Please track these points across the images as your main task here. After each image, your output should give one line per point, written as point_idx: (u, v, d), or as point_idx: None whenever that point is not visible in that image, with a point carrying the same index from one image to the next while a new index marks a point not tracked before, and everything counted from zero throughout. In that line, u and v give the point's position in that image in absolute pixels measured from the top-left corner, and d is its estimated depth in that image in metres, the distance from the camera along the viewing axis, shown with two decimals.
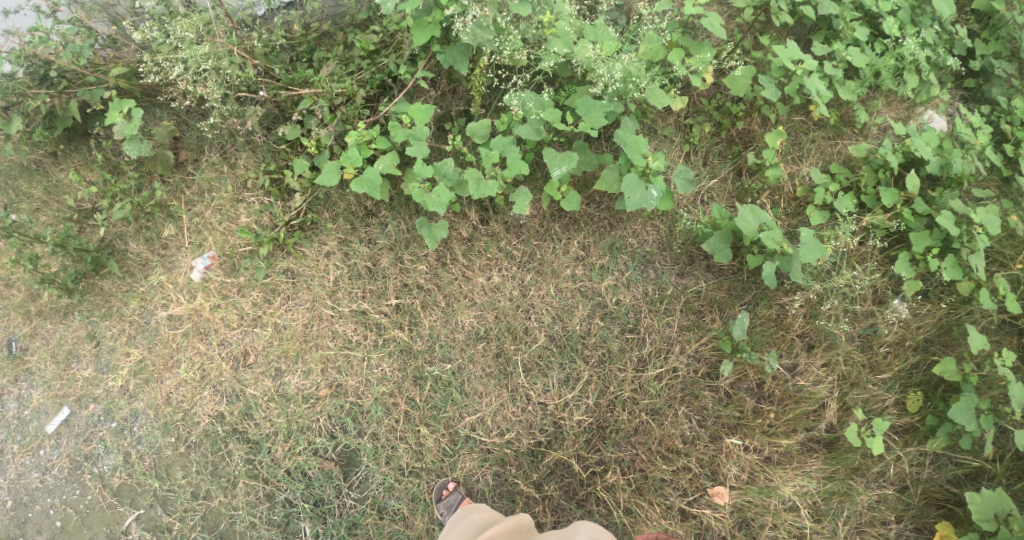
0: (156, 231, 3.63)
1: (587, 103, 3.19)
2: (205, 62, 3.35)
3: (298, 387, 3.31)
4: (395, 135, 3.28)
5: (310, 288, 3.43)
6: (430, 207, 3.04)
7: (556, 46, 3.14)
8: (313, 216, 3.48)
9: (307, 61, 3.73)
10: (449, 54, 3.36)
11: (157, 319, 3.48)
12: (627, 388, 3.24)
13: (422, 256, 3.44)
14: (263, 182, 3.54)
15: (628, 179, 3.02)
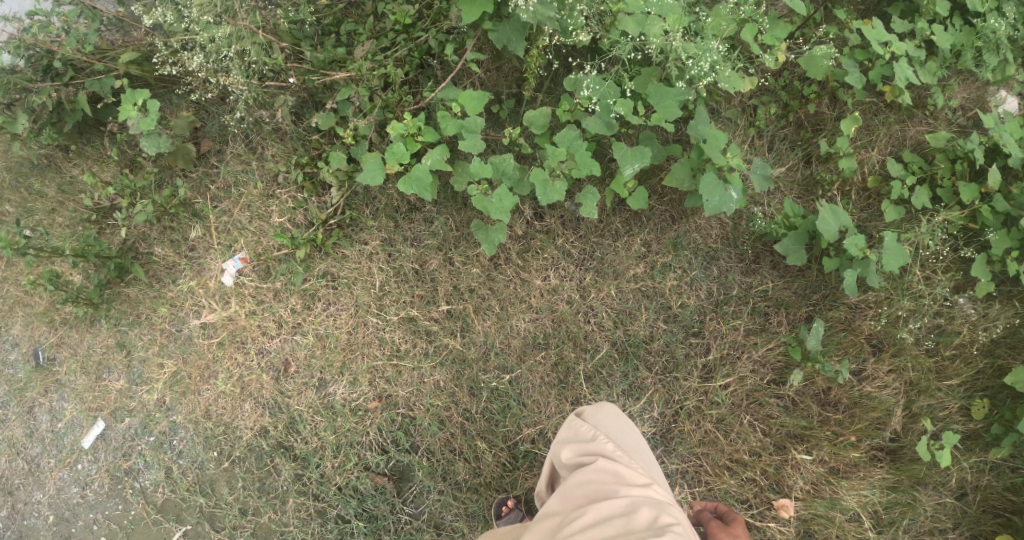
0: (183, 232, 3.40)
1: (657, 89, 2.95)
2: (228, 48, 3.04)
3: (346, 399, 3.16)
4: (447, 129, 3.02)
5: (353, 292, 3.23)
6: (491, 214, 2.76)
7: (628, 25, 2.93)
8: (352, 214, 3.25)
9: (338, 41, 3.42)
10: (503, 32, 3.09)
11: (190, 327, 3.30)
12: (693, 397, 3.11)
13: (472, 259, 3.22)
14: (296, 177, 3.30)
15: (707, 180, 2.82)
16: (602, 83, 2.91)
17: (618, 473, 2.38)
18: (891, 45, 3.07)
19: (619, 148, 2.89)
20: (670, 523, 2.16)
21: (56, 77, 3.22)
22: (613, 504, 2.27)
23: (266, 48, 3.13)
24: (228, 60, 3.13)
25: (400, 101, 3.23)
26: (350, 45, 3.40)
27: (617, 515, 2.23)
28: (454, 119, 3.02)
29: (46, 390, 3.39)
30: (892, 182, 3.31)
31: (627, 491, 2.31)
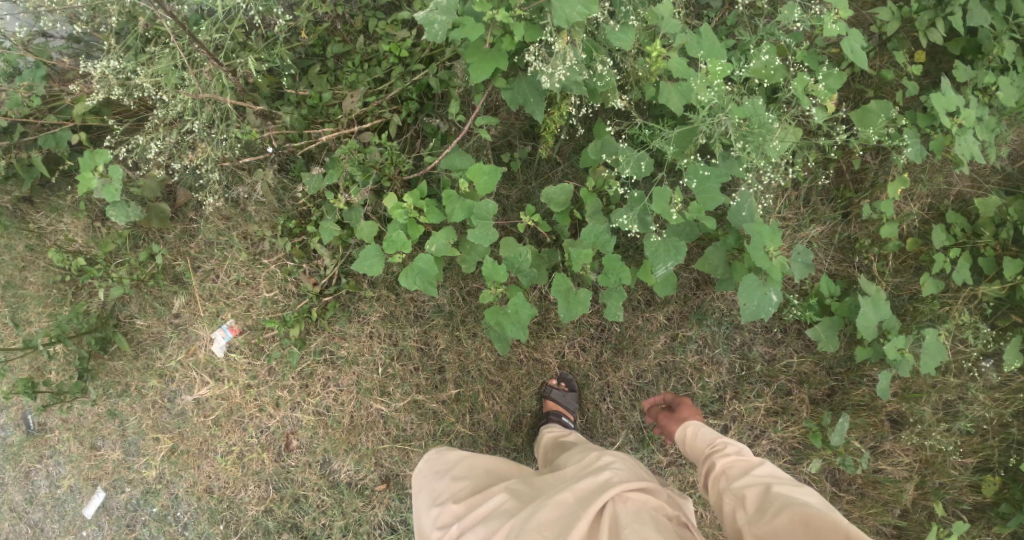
0: (167, 300, 3.17)
1: (697, 169, 2.58)
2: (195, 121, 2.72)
3: (351, 479, 3.06)
4: (453, 214, 2.69)
5: (355, 370, 3.06)
6: (508, 329, 2.50)
7: (670, 96, 2.53)
8: (352, 285, 3.04)
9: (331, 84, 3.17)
10: (519, 91, 2.68)
11: (183, 402, 3.15)
12: (709, 485, 3.00)
13: (480, 335, 3.06)
14: (285, 244, 3.05)
15: (746, 283, 2.58)
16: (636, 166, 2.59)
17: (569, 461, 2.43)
18: (958, 112, 2.72)
19: (651, 244, 2.58)
20: (612, 463, 2.30)
21: (4, 134, 2.87)
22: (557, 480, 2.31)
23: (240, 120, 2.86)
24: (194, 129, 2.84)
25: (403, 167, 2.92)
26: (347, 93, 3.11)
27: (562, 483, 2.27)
28: (459, 201, 2.69)
29: (40, 457, 3.25)
30: (935, 253, 3.04)
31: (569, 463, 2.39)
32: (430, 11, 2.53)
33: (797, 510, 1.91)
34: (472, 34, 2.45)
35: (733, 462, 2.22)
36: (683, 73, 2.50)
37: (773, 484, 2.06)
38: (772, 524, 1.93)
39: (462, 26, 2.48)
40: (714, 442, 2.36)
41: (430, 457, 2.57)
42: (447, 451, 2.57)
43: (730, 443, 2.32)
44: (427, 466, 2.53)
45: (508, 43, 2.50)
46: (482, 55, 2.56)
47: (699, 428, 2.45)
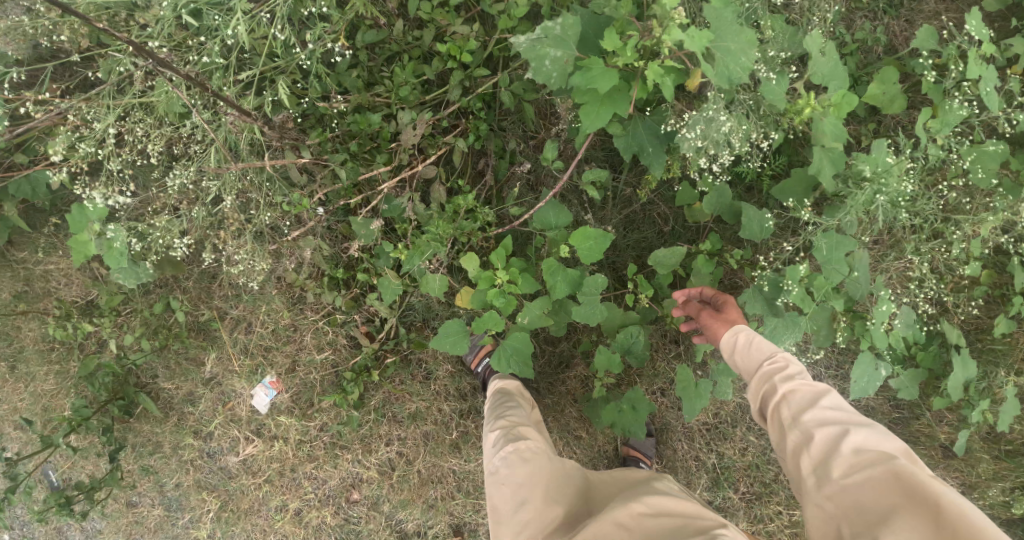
0: (194, 352, 2.77)
1: (827, 236, 2.33)
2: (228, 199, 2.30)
3: (421, 532, 2.92)
4: (557, 289, 2.34)
5: (421, 425, 2.84)
6: (630, 426, 2.38)
7: (821, 163, 2.16)
8: (415, 340, 2.73)
9: (372, 96, 2.69)
10: (629, 140, 2.23)
11: (227, 459, 2.87)
12: (779, 522, 3.03)
13: (554, 382, 2.88)
14: (336, 297, 2.65)
15: (861, 362, 2.51)
16: (760, 234, 2.40)
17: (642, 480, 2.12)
18: None
19: (771, 324, 2.43)
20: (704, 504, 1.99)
21: None
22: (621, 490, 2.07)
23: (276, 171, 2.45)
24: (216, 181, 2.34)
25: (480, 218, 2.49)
26: (398, 109, 2.67)
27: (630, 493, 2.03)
28: (562, 273, 2.33)
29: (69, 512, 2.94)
30: (1014, 294, 2.99)
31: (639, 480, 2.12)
32: (542, 38, 2.02)
33: (881, 469, 1.56)
34: (603, 87, 1.94)
35: (796, 392, 1.82)
36: (836, 139, 2.15)
37: (848, 425, 1.67)
38: (848, 482, 1.58)
39: (587, 72, 1.95)
40: (773, 363, 1.95)
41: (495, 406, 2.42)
42: (502, 407, 2.39)
43: (791, 367, 1.92)
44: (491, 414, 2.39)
45: (639, 91, 2.03)
46: (601, 102, 2.04)
47: (751, 337, 2.09)
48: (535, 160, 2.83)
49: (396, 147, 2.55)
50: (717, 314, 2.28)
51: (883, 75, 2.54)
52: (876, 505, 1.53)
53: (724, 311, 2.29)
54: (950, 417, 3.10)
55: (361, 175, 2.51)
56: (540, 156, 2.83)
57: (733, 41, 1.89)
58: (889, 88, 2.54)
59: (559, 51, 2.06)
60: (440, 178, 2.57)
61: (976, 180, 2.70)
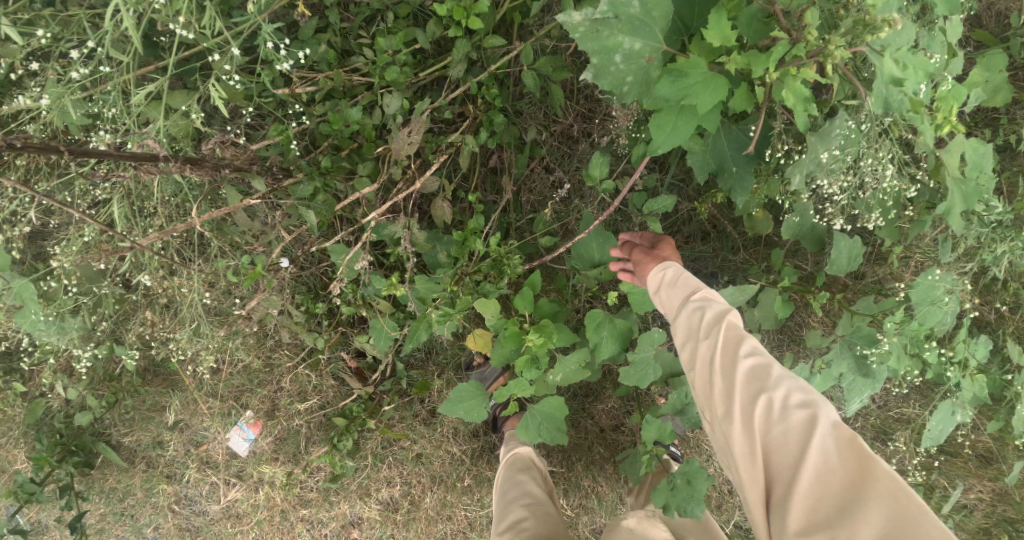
0: (155, 397, 2.42)
1: (924, 275, 1.92)
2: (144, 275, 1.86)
3: None
4: (603, 348, 1.80)
5: (426, 466, 2.46)
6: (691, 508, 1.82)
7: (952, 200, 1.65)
8: (415, 378, 2.31)
9: (351, 76, 2.00)
10: (708, 152, 1.71)
11: (206, 506, 2.53)
12: None
13: (580, 416, 2.43)
14: (316, 336, 2.16)
15: (942, 412, 2.12)
16: (847, 269, 1.86)
17: None
18: None
19: (852, 379, 2.00)
20: None
21: None
22: None
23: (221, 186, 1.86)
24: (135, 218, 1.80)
25: (506, 269, 1.92)
26: (379, 92, 2.00)
27: None
28: (609, 326, 1.79)
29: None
30: None
31: None
32: (615, 21, 1.45)
33: (797, 452, 1.13)
34: (702, 102, 1.43)
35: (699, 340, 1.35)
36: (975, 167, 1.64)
37: (766, 386, 1.21)
38: (757, 470, 1.16)
39: (681, 77, 1.43)
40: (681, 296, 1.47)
41: (511, 475, 2.05)
42: (507, 490, 1.98)
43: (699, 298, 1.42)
44: (505, 483, 2.03)
45: (743, 99, 1.49)
46: (685, 112, 1.50)
47: (681, 276, 1.54)
48: (560, 152, 2.24)
49: (385, 154, 1.92)
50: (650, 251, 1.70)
51: (987, 58, 1.97)
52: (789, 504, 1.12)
53: (658, 247, 1.72)
54: None
55: (338, 206, 1.89)
56: (565, 148, 2.24)
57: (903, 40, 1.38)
58: (994, 75, 1.93)
59: (635, 41, 1.49)
60: (444, 191, 1.98)
61: None
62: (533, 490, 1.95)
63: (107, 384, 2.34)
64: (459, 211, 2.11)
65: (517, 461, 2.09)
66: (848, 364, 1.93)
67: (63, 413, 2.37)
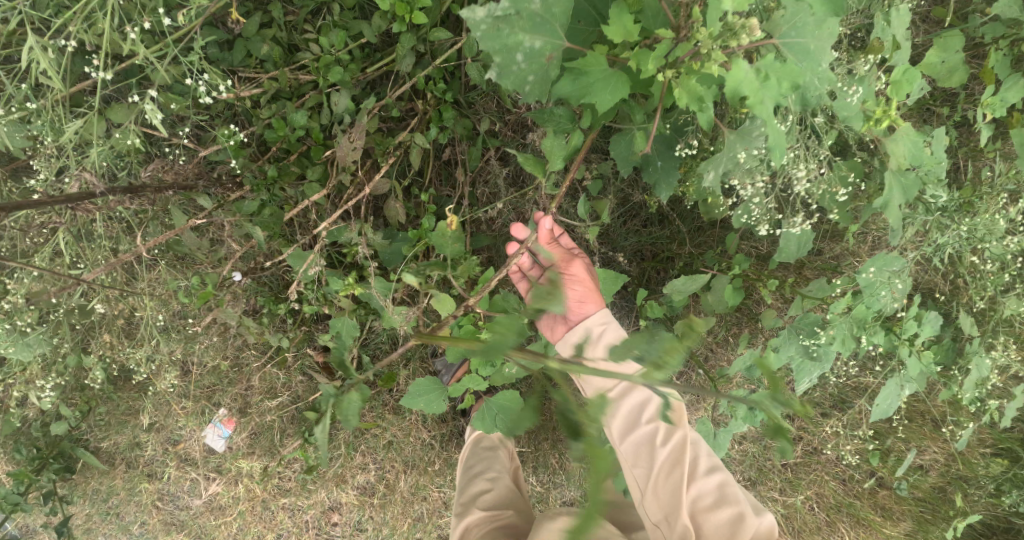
0: (127, 407, 2.61)
1: (876, 260, 1.98)
2: (92, 303, 1.96)
3: None
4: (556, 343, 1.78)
5: (397, 453, 2.53)
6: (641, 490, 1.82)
7: (891, 193, 1.73)
8: (380, 370, 2.37)
9: (296, 75, 1.95)
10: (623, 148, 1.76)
11: (190, 498, 2.72)
12: (800, 526, 2.83)
13: (545, 397, 2.46)
14: (278, 337, 2.18)
15: (888, 388, 2.23)
16: (795, 256, 1.95)
17: None
18: None
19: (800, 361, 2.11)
20: None
21: None
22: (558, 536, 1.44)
23: (170, 199, 1.88)
24: (97, 247, 1.92)
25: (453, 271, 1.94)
26: (327, 90, 1.97)
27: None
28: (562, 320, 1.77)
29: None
30: None
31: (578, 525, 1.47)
32: (514, 21, 1.42)
33: None
34: (599, 101, 1.46)
35: (660, 447, 1.65)
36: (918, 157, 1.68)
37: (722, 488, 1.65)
38: None
39: (580, 76, 1.45)
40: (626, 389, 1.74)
41: (477, 450, 1.97)
42: (472, 467, 1.91)
43: (651, 398, 1.71)
44: (471, 457, 1.97)
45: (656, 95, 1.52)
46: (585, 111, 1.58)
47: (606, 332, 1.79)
48: (516, 142, 2.21)
49: (334, 158, 1.92)
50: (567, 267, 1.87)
51: (944, 39, 2.00)
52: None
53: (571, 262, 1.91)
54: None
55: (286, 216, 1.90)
56: (521, 137, 2.22)
57: (810, 36, 1.37)
58: (951, 55, 1.99)
59: (535, 40, 1.46)
60: (396, 191, 1.99)
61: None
62: (498, 469, 1.88)
63: (79, 393, 2.51)
64: (413, 207, 2.11)
65: (484, 440, 2.00)
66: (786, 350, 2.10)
67: (41, 422, 2.56)
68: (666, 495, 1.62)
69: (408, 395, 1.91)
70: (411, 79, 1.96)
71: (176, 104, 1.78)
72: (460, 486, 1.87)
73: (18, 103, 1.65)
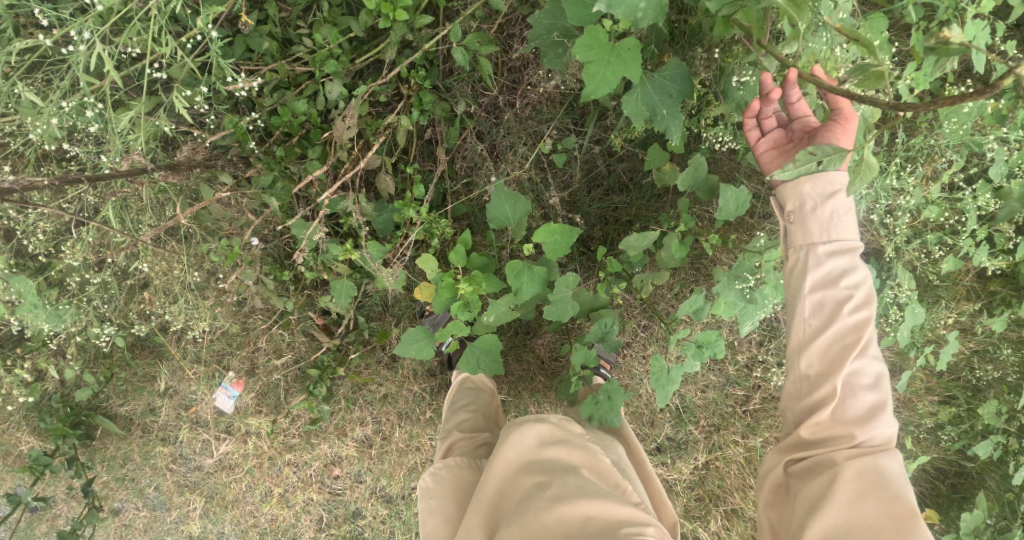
0: (144, 376, 2.88)
1: None
2: (140, 264, 2.28)
3: (408, 506, 2.91)
4: (525, 292, 2.06)
5: (391, 405, 2.82)
6: (605, 417, 2.08)
7: None
8: (373, 329, 2.65)
9: (294, 67, 2.21)
10: (639, 101, 1.90)
11: (201, 460, 2.96)
12: None
13: (522, 349, 2.76)
14: (284, 301, 2.45)
15: None
16: (737, 213, 2.11)
17: (560, 441, 1.67)
18: None
19: (744, 310, 2.32)
20: (536, 449, 1.66)
21: None
22: (526, 445, 1.67)
23: (192, 179, 2.16)
24: (127, 224, 2.20)
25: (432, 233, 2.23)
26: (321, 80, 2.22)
27: (517, 451, 1.66)
28: (530, 272, 2.05)
29: (60, 513, 3.10)
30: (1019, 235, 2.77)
31: (545, 437, 1.68)
32: None
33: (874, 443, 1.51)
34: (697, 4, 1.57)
35: (846, 319, 1.53)
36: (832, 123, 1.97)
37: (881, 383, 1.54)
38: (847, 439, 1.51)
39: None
40: (839, 249, 1.57)
41: (461, 387, 2.25)
42: (456, 402, 2.19)
43: (858, 270, 1.56)
44: (455, 393, 2.24)
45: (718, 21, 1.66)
46: (612, 66, 1.68)
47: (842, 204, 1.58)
48: (489, 122, 2.49)
49: (331, 139, 2.20)
50: (813, 131, 1.75)
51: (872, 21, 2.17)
52: (842, 476, 1.47)
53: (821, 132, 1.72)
54: (970, 372, 2.82)
55: (294, 189, 2.19)
56: (494, 117, 2.49)
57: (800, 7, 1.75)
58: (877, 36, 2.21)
59: None
60: (386, 166, 2.27)
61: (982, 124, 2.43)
62: (480, 405, 2.17)
63: (100, 362, 2.78)
64: (400, 181, 2.39)
65: (468, 380, 2.27)
66: (728, 297, 2.27)
67: (66, 392, 2.81)
68: (823, 360, 1.54)
69: (400, 345, 2.14)
70: (395, 66, 2.22)
71: (193, 96, 2.05)
72: (446, 415, 2.15)
73: (61, 99, 1.92)
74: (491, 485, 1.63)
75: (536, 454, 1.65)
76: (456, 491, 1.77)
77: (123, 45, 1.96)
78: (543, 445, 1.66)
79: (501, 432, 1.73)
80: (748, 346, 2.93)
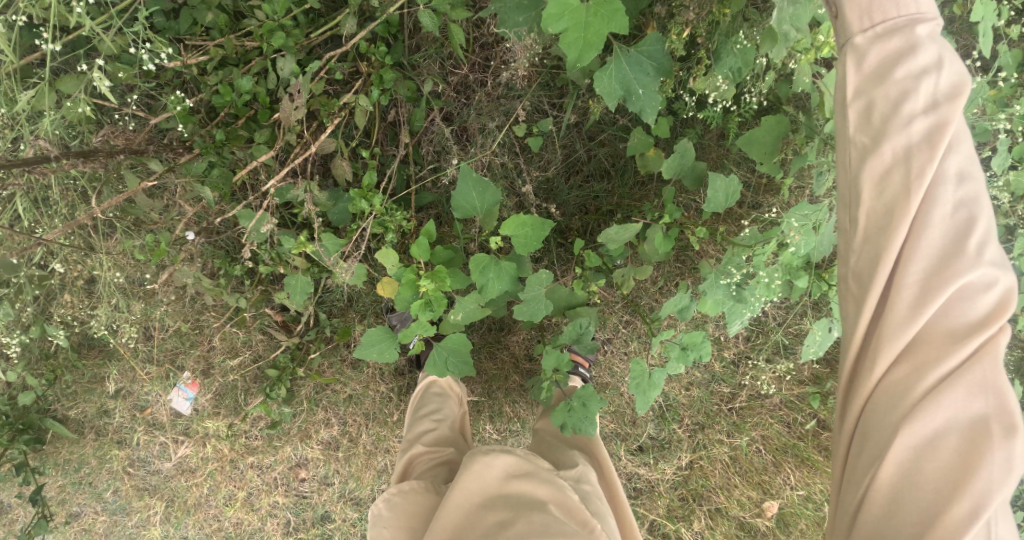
0: (94, 376, 2.68)
1: (795, 206, 2.00)
2: (55, 264, 2.07)
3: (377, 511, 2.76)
4: (495, 289, 1.87)
5: (358, 405, 2.66)
6: (580, 424, 1.92)
7: None
8: (336, 326, 2.47)
9: (241, 42, 1.99)
10: (613, 76, 1.72)
11: (159, 463, 2.78)
12: None
13: (496, 346, 2.59)
14: (236, 297, 2.27)
15: (818, 326, 2.19)
16: (725, 203, 1.94)
17: (530, 473, 1.53)
18: None
19: (732, 308, 2.15)
20: (503, 481, 1.52)
21: None
22: (493, 476, 1.53)
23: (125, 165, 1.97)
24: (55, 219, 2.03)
25: (390, 226, 2.05)
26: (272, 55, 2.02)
27: (482, 481, 1.52)
28: (500, 268, 1.86)
29: (16, 519, 2.92)
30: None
31: (514, 467, 1.54)
32: None
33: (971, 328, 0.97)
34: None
35: (909, 133, 0.97)
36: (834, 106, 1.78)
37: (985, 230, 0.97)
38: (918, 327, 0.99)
39: None
40: (890, 24, 0.97)
41: (428, 393, 2.12)
42: (421, 408, 2.06)
43: (926, 47, 0.96)
44: (420, 399, 2.11)
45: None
46: (594, 27, 1.50)
47: None
48: (459, 102, 2.30)
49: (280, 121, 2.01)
50: None
51: None
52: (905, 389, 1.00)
53: None
54: None
55: (235, 177, 1.98)
56: (463, 96, 2.30)
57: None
58: None
59: None
60: (343, 150, 2.07)
61: (992, 108, 2.25)
62: (447, 412, 2.03)
63: (45, 362, 2.55)
64: (360, 166, 2.19)
65: (435, 385, 2.14)
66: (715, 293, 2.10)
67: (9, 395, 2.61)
68: (877, 200, 1.00)
69: (357, 347, 1.95)
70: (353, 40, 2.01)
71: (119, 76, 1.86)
72: (410, 424, 2.01)
73: None
74: (451, 518, 1.47)
75: (504, 486, 1.51)
76: (413, 519, 1.60)
77: (36, 17, 1.76)
78: (511, 477, 1.52)
79: (464, 459, 1.58)
80: (736, 341, 2.78)
